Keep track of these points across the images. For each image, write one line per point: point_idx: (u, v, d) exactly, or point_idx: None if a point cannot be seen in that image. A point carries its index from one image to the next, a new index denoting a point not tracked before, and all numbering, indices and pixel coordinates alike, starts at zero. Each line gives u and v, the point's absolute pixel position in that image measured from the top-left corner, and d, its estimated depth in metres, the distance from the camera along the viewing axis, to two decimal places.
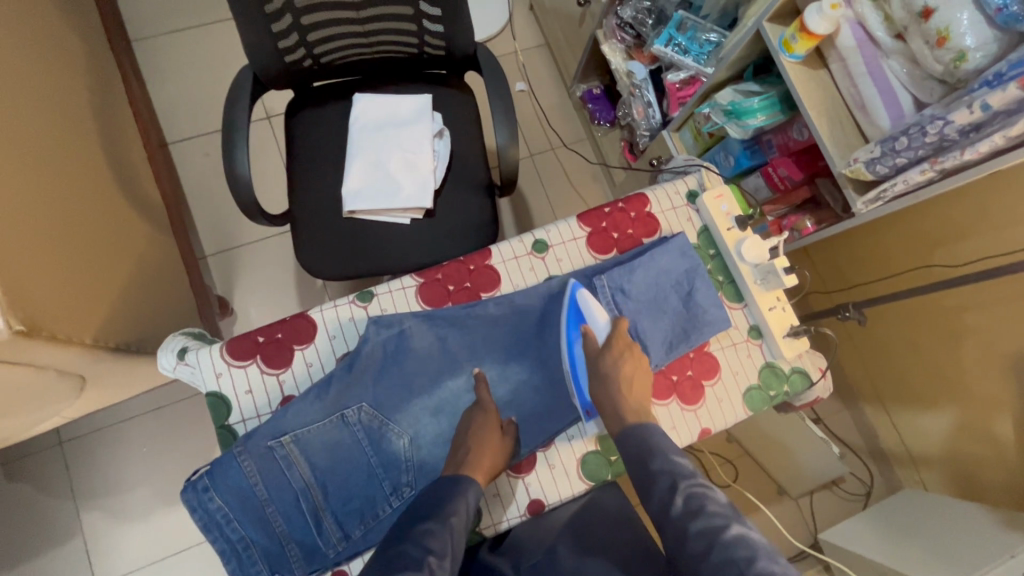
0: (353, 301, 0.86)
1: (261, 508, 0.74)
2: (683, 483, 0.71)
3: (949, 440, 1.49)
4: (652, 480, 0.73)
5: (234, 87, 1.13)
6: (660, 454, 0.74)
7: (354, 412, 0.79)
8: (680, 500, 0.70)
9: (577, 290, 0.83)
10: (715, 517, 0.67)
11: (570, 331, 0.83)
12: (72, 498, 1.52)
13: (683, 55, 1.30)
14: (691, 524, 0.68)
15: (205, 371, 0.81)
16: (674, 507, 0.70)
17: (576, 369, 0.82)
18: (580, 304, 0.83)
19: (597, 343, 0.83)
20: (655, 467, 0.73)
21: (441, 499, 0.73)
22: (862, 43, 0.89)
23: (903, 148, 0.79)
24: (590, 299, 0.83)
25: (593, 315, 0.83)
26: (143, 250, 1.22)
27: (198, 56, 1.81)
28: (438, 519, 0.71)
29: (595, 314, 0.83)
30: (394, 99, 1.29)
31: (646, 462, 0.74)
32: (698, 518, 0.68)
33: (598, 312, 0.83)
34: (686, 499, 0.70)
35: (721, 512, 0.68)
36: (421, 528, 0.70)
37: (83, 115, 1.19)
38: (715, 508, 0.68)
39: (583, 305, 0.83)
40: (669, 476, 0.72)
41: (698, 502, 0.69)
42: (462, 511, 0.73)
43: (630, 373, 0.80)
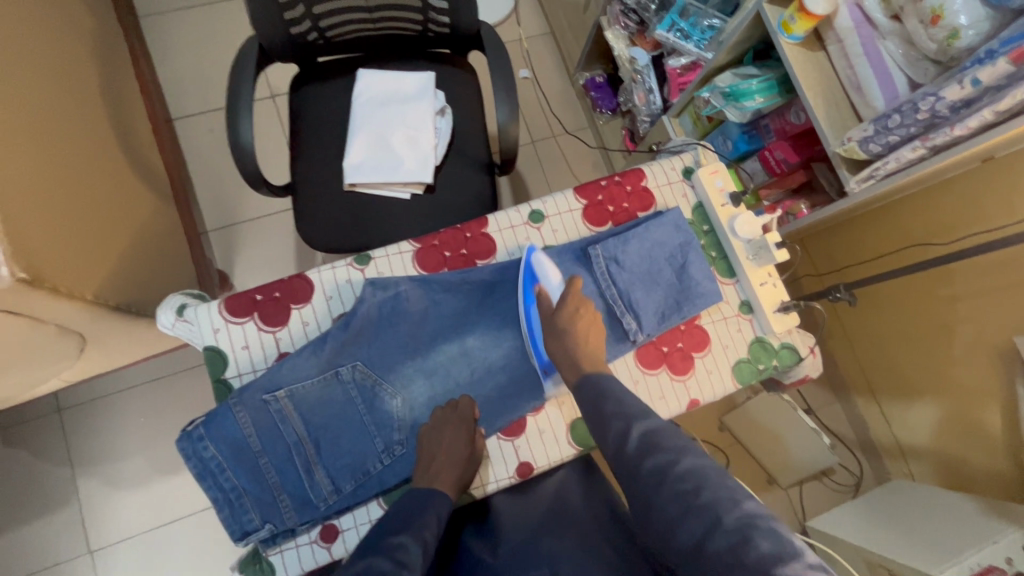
0: (350, 263, 0.87)
1: (255, 459, 0.76)
2: (638, 424, 0.66)
3: (938, 431, 1.50)
4: (608, 425, 0.68)
5: (240, 57, 1.14)
6: (614, 399, 0.70)
7: (349, 370, 0.81)
8: (635, 437, 0.65)
9: (532, 253, 0.82)
10: (667, 453, 0.62)
11: (526, 295, 0.82)
12: (69, 465, 1.53)
13: (685, 40, 1.32)
14: (645, 461, 0.63)
15: (203, 326, 0.82)
16: (629, 444, 0.65)
17: (533, 328, 0.83)
18: (534, 266, 0.82)
19: (551, 301, 0.83)
20: (608, 411, 0.69)
21: (412, 513, 0.71)
22: (859, 24, 0.90)
23: (896, 125, 0.80)
24: (545, 260, 0.83)
25: (547, 275, 0.84)
26: (146, 217, 1.23)
27: (205, 34, 1.82)
28: (410, 534, 0.68)
29: (550, 273, 0.84)
30: (398, 75, 1.30)
31: (602, 407, 0.70)
32: (653, 455, 0.63)
33: (552, 274, 0.84)
34: (639, 439, 0.65)
35: (676, 446, 0.63)
36: (393, 541, 0.65)
37: (90, 82, 1.20)
38: (669, 442, 0.64)
39: (537, 266, 0.82)
40: (623, 420, 0.67)
41: (653, 441, 0.64)
42: (431, 525, 0.70)
43: (586, 327, 0.80)
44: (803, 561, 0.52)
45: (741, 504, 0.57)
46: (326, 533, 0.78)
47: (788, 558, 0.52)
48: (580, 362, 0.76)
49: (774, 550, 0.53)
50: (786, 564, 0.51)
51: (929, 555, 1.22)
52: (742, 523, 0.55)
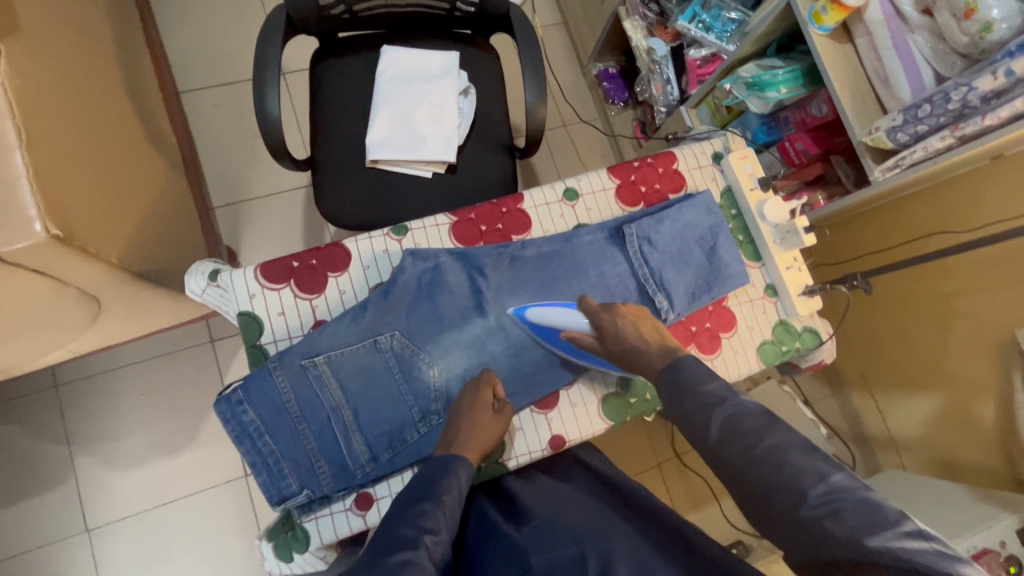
0: (387, 234, 0.87)
1: (293, 424, 0.75)
2: (717, 413, 0.66)
3: (930, 421, 1.56)
4: (689, 417, 0.68)
5: (265, 26, 1.12)
6: (688, 390, 0.69)
7: (387, 338, 0.80)
8: (715, 425, 0.65)
9: (524, 310, 0.85)
10: (749, 438, 0.63)
11: (553, 341, 0.86)
12: (66, 442, 1.49)
13: (706, 31, 1.34)
14: (730, 446, 0.64)
15: (238, 291, 0.81)
16: (711, 432, 0.65)
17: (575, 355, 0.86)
18: (539, 320, 0.85)
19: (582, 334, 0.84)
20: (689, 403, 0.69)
21: (433, 482, 0.71)
22: (889, 17, 0.93)
23: (926, 115, 0.83)
24: (542, 311, 0.85)
25: (556, 320, 0.84)
26: (162, 186, 1.21)
27: (215, 7, 1.78)
28: (432, 501, 0.68)
29: (556, 317, 0.84)
30: (422, 54, 1.29)
31: (680, 399, 0.70)
32: (736, 439, 0.63)
33: (561, 316, 0.84)
34: (721, 425, 0.65)
35: (755, 429, 0.63)
36: (417, 509, 0.66)
37: (108, 46, 1.17)
38: (749, 426, 0.64)
39: (540, 317, 0.85)
40: (702, 409, 0.67)
41: (734, 426, 0.64)
42: (454, 490, 0.71)
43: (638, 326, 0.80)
44: (900, 529, 0.54)
45: (827, 480, 0.58)
46: (360, 500, 0.78)
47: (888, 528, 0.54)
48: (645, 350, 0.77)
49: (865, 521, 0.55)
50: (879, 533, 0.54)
51: None
52: (829, 496, 0.57)
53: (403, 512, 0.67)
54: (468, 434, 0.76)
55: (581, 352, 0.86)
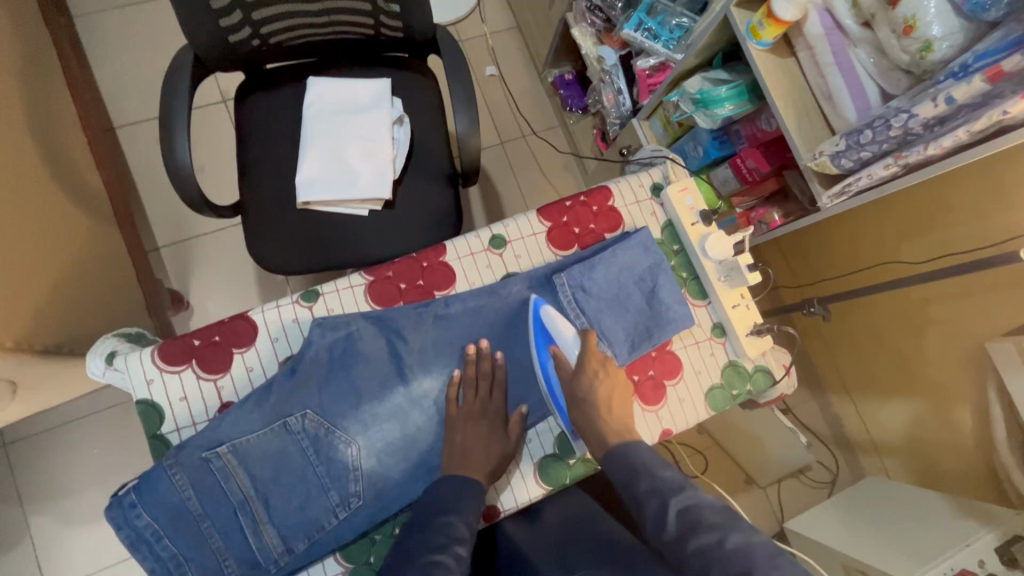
0: (297, 301, 0.81)
1: (195, 523, 0.70)
2: (675, 501, 0.64)
3: (910, 429, 1.50)
4: (641, 502, 0.67)
5: (173, 68, 1.05)
6: (644, 474, 0.68)
7: (298, 420, 0.75)
8: (674, 517, 0.63)
9: (541, 306, 0.80)
10: (712, 534, 0.60)
11: (541, 352, 0.81)
12: (17, 504, 1.44)
13: (653, 40, 1.25)
14: (689, 542, 0.61)
15: (135, 377, 0.75)
16: (669, 527, 0.63)
17: (553, 388, 0.80)
18: (546, 322, 0.81)
19: (569, 365, 0.79)
20: (643, 488, 0.67)
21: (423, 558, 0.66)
22: (829, 30, 0.85)
23: (868, 141, 0.77)
24: (552, 313, 0.80)
25: (560, 332, 0.80)
26: (80, 243, 1.14)
27: (145, 35, 1.69)
28: (455, 512, 0.71)
29: (561, 329, 0.80)
30: (351, 84, 1.22)
31: (633, 482, 0.68)
32: (696, 535, 0.61)
33: (565, 329, 0.80)
34: (679, 518, 0.63)
35: (717, 524, 0.61)
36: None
37: (9, 98, 1.10)
38: (711, 520, 0.62)
39: (548, 323, 0.80)
40: (658, 497, 0.65)
41: (694, 518, 0.62)
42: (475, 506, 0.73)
43: (608, 392, 0.77)
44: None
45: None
46: None
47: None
48: (604, 433, 0.74)
49: None
50: None
51: (902, 558, 1.22)
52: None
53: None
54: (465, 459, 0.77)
55: (555, 398, 0.80)
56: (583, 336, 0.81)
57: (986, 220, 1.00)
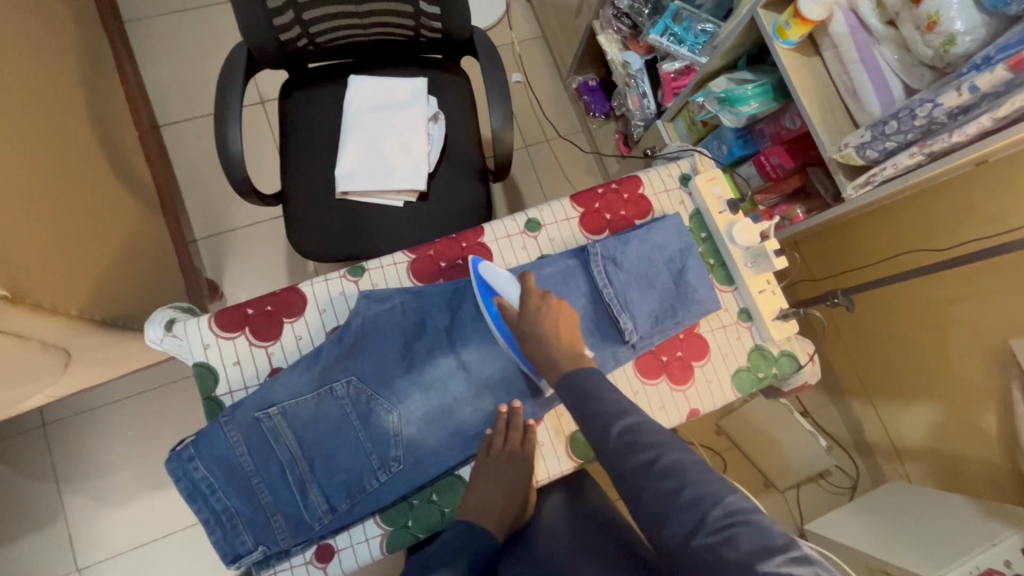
0: (344, 275, 0.86)
1: (246, 478, 0.74)
2: (617, 424, 0.65)
3: (934, 431, 1.50)
4: (590, 424, 0.67)
5: (227, 64, 1.12)
6: (592, 398, 0.68)
7: (343, 385, 0.79)
8: (618, 434, 0.64)
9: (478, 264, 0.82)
10: (648, 452, 0.62)
11: (487, 307, 0.82)
12: (55, 482, 1.49)
13: (678, 44, 1.30)
14: (628, 460, 0.62)
15: (193, 342, 0.80)
16: (610, 439, 0.64)
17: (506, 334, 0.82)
18: (487, 276, 0.82)
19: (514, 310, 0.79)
20: (592, 411, 0.67)
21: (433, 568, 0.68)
22: (855, 30, 0.89)
23: (894, 131, 0.80)
24: (491, 267, 0.82)
25: (501, 282, 0.81)
26: (133, 227, 1.20)
27: (192, 40, 1.78)
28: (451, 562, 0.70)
29: (497, 276, 0.81)
30: (390, 82, 1.28)
31: (583, 407, 0.69)
32: (636, 452, 0.62)
33: (504, 280, 0.81)
34: (620, 436, 0.64)
35: (655, 442, 0.62)
36: None
37: (73, 90, 1.17)
38: (649, 439, 0.63)
39: (489, 277, 0.81)
40: (605, 418, 0.66)
41: (632, 439, 0.63)
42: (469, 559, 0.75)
43: (555, 324, 0.77)
44: (785, 554, 0.53)
45: (724, 501, 0.57)
46: (321, 553, 0.77)
47: (769, 552, 0.53)
48: (559, 361, 0.74)
49: (757, 546, 0.54)
50: (769, 558, 0.53)
51: (928, 558, 1.21)
52: (724, 521, 0.56)
53: None
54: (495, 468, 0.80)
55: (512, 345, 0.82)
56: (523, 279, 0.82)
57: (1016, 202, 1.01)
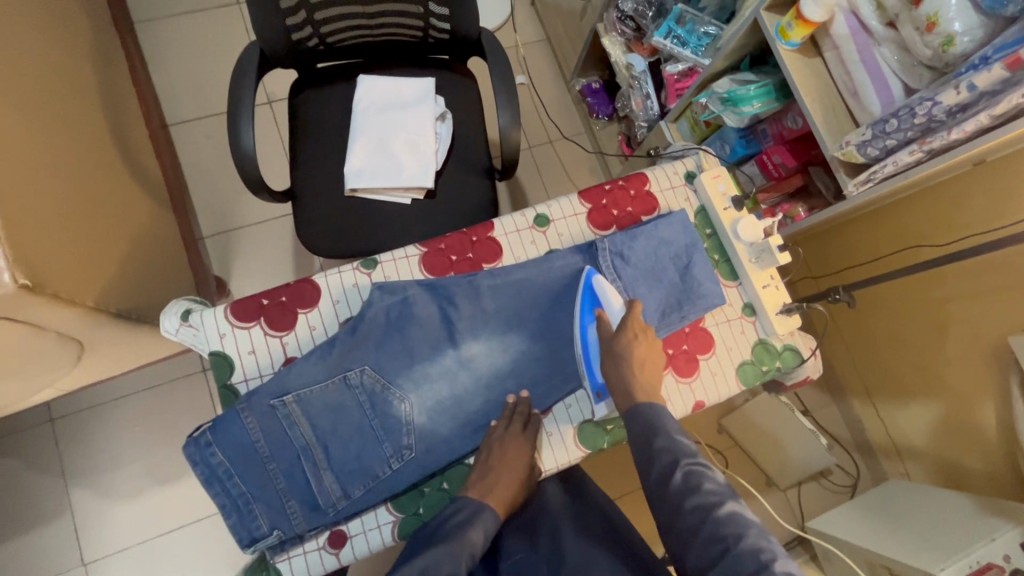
0: (357, 267, 0.87)
1: (262, 464, 0.76)
2: (685, 462, 0.71)
3: (934, 429, 1.51)
4: (652, 461, 0.73)
5: (240, 63, 1.14)
6: (662, 432, 0.74)
7: (357, 374, 0.80)
8: (680, 475, 0.70)
9: (594, 275, 0.84)
10: (711, 496, 0.68)
11: (584, 316, 0.84)
12: (62, 476, 1.50)
13: (682, 47, 1.33)
14: (687, 499, 0.68)
15: (209, 331, 0.82)
16: (673, 482, 0.70)
17: (590, 352, 0.83)
18: (596, 289, 0.84)
19: (610, 327, 0.82)
20: (658, 446, 0.73)
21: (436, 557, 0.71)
22: (855, 31, 0.92)
23: (894, 130, 0.82)
24: (604, 281, 0.84)
25: (608, 299, 0.83)
26: (145, 223, 1.22)
27: (201, 41, 1.81)
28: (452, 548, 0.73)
29: (610, 297, 0.83)
30: (399, 81, 1.30)
31: (649, 437, 0.74)
32: (695, 495, 0.68)
33: (613, 297, 0.83)
34: (683, 477, 0.70)
35: (716, 490, 0.68)
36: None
37: (88, 88, 1.19)
38: (710, 486, 0.69)
39: (598, 289, 0.84)
40: (671, 454, 0.72)
41: (696, 480, 0.69)
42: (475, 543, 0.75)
43: (645, 355, 0.80)
44: None
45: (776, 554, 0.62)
46: (334, 539, 0.79)
47: None
48: (634, 391, 0.78)
49: None
50: None
51: (929, 553, 1.23)
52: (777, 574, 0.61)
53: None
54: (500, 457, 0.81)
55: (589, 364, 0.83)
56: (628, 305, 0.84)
57: (1012, 198, 1.04)
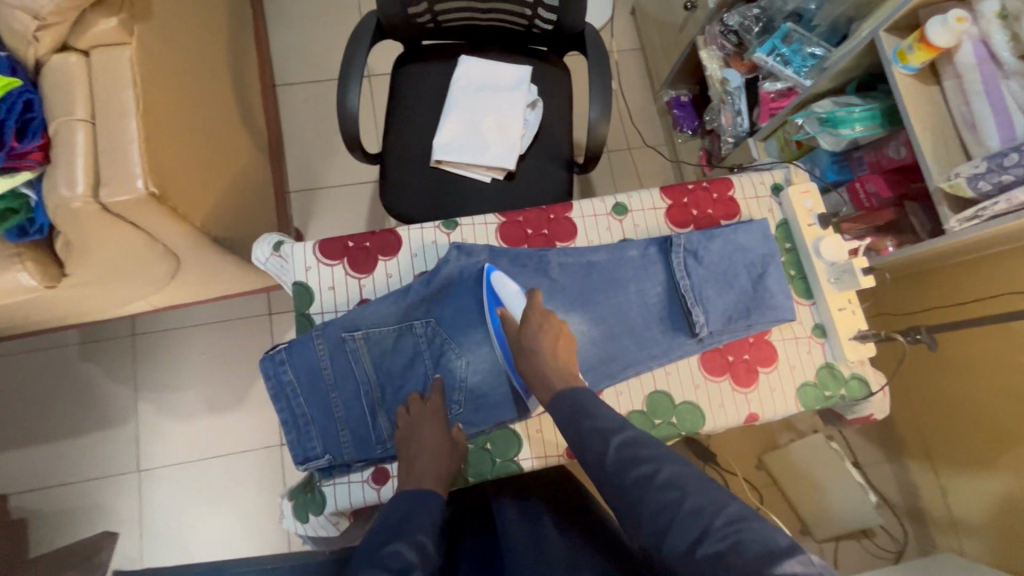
0: (438, 227, 0.92)
1: (326, 390, 0.81)
2: (615, 437, 0.67)
3: (1000, 507, 1.38)
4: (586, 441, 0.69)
5: (358, 29, 1.22)
6: (586, 412, 0.71)
7: (422, 324, 0.84)
8: (614, 450, 0.66)
9: (491, 272, 0.85)
10: (646, 465, 0.63)
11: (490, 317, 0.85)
12: (132, 388, 1.63)
13: (784, 65, 1.30)
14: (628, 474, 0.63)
15: (296, 263, 0.88)
16: (609, 458, 0.66)
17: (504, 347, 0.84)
18: (495, 284, 0.85)
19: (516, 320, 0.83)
20: (586, 425, 0.70)
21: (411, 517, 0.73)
22: (982, 61, 0.88)
23: (1013, 164, 0.79)
24: (502, 278, 0.85)
25: (507, 294, 0.84)
26: (247, 165, 1.32)
27: (318, 14, 1.94)
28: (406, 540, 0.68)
29: (506, 288, 0.84)
30: (497, 66, 1.35)
31: (575, 421, 0.71)
32: (636, 466, 0.63)
33: (512, 291, 0.84)
34: (619, 451, 0.66)
35: (654, 455, 0.64)
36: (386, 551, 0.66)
37: (221, 38, 1.31)
38: (649, 453, 0.64)
39: (498, 287, 0.84)
40: (600, 436, 0.68)
41: (633, 453, 0.65)
42: (428, 527, 0.72)
43: (554, 344, 0.80)
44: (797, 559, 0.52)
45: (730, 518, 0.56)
46: (377, 475, 0.82)
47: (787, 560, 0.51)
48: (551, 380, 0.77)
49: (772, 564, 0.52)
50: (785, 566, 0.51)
51: None
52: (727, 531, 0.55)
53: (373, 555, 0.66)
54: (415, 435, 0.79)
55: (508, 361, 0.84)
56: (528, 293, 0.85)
57: None
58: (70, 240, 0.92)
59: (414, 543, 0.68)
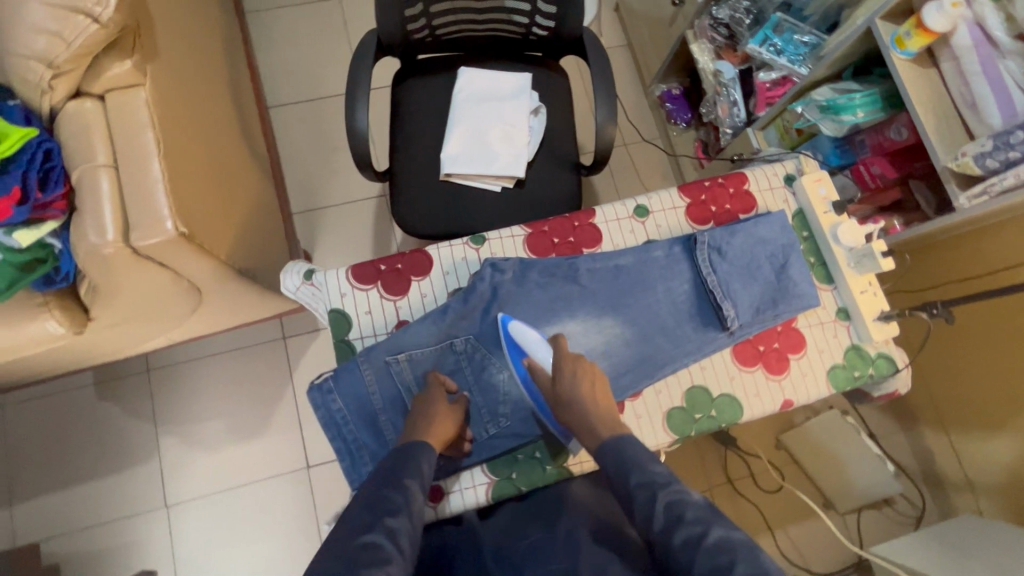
0: (467, 243, 0.93)
1: (374, 414, 0.83)
2: (663, 494, 0.63)
3: (1017, 467, 1.43)
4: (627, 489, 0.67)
5: (359, 48, 1.22)
6: (634, 467, 0.68)
7: (462, 341, 0.86)
8: (660, 509, 0.62)
9: (509, 323, 0.84)
10: (692, 525, 0.60)
11: (517, 367, 0.85)
12: (152, 423, 1.62)
13: (778, 55, 1.33)
14: (674, 536, 0.60)
15: (331, 290, 0.89)
16: (656, 521, 0.62)
17: (536, 396, 0.84)
18: (515, 335, 0.84)
19: (545, 371, 0.82)
20: (633, 481, 0.66)
21: (400, 464, 0.71)
22: (978, 43, 0.92)
23: (1019, 141, 0.83)
24: (521, 327, 0.84)
25: (530, 343, 0.84)
26: (256, 192, 1.32)
27: (306, 33, 1.94)
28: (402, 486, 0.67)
29: (528, 338, 0.84)
30: (497, 75, 1.36)
31: (622, 474, 0.68)
32: (681, 527, 0.60)
33: (534, 339, 0.84)
34: (664, 511, 0.62)
35: (701, 517, 0.60)
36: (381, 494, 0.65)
37: (219, 66, 1.31)
38: (695, 513, 0.61)
39: (519, 337, 0.84)
40: (647, 490, 0.64)
41: (677, 511, 0.62)
42: (423, 475, 0.71)
43: (590, 386, 0.79)
44: None
45: None
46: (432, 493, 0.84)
47: None
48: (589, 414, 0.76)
49: None
50: None
51: None
52: None
53: (368, 496, 0.66)
54: (428, 426, 0.77)
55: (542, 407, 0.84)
56: (553, 340, 0.84)
57: None
58: (96, 284, 0.91)
59: (406, 489, 0.67)
